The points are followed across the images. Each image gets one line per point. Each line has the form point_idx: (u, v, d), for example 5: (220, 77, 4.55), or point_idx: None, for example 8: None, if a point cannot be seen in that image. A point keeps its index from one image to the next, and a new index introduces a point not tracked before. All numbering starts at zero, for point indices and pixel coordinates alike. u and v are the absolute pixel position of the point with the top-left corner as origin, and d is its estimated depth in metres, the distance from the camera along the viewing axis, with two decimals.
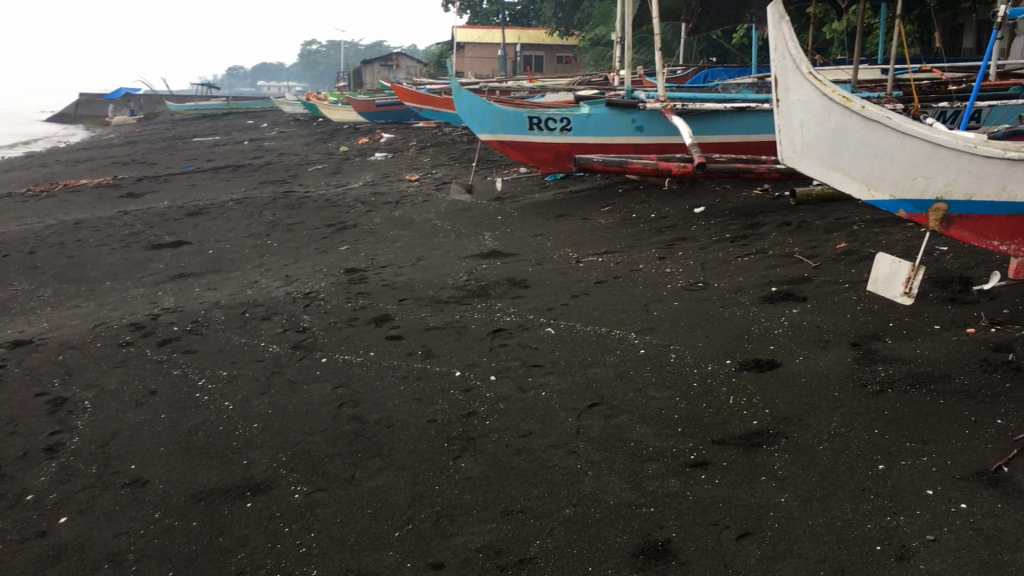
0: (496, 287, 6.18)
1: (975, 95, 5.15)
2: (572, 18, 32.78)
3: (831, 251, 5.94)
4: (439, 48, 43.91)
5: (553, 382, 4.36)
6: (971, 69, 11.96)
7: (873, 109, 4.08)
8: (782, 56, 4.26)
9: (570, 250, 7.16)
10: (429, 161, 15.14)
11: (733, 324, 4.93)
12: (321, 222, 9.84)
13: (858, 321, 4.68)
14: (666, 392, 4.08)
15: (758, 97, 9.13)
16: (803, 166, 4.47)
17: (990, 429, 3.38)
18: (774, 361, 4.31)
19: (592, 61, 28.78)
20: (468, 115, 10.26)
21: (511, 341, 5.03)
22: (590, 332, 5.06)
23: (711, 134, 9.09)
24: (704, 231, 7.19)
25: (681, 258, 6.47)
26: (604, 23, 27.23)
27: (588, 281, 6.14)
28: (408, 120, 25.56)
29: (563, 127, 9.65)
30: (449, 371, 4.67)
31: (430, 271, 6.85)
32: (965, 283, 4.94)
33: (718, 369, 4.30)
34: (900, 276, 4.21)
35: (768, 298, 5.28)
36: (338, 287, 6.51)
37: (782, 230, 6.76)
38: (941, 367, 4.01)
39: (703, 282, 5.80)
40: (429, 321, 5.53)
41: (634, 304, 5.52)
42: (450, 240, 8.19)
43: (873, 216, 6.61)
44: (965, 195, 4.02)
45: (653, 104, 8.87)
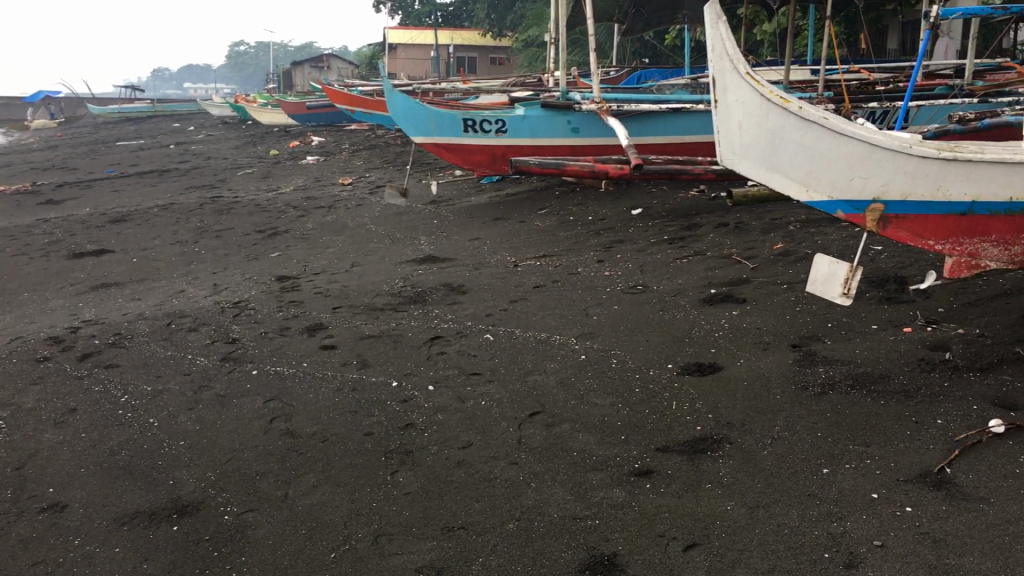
0: (433, 293, 6.06)
1: (909, 96, 5.20)
2: (504, 20, 32.77)
3: (768, 252, 5.94)
4: (371, 50, 43.55)
5: (493, 391, 4.26)
6: (897, 70, 12.21)
7: (811, 109, 4.01)
8: (719, 56, 4.16)
9: (507, 254, 7.07)
10: (362, 164, 14.93)
11: (673, 327, 4.88)
12: (251, 228, 9.59)
13: (797, 323, 4.67)
14: (608, 399, 4.00)
15: (692, 98, 9.16)
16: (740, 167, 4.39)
17: (932, 429, 3.35)
18: (715, 365, 4.26)
19: (526, 63, 28.80)
20: (403, 118, 10.13)
21: (450, 349, 4.91)
22: (530, 338, 4.97)
23: (647, 135, 9.09)
24: (642, 232, 7.16)
25: (619, 260, 6.43)
26: (537, 24, 27.25)
27: (526, 286, 6.06)
28: (341, 123, 25.24)
29: (499, 128, 9.56)
30: (385, 381, 4.54)
31: (364, 277, 6.69)
32: (900, 283, 4.97)
33: (660, 373, 4.23)
34: (838, 277, 4.21)
35: (708, 300, 5.25)
36: (269, 296, 6.32)
37: (719, 231, 6.76)
38: (881, 367, 4.00)
39: (642, 285, 5.75)
40: (364, 329, 5.38)
41: (573, 308, 5.45)
42: (385, 245, 8.04)
43: (808, 216, 6.66)
44: (901, 195, 4.06)
45: (589, 106, 8.84)
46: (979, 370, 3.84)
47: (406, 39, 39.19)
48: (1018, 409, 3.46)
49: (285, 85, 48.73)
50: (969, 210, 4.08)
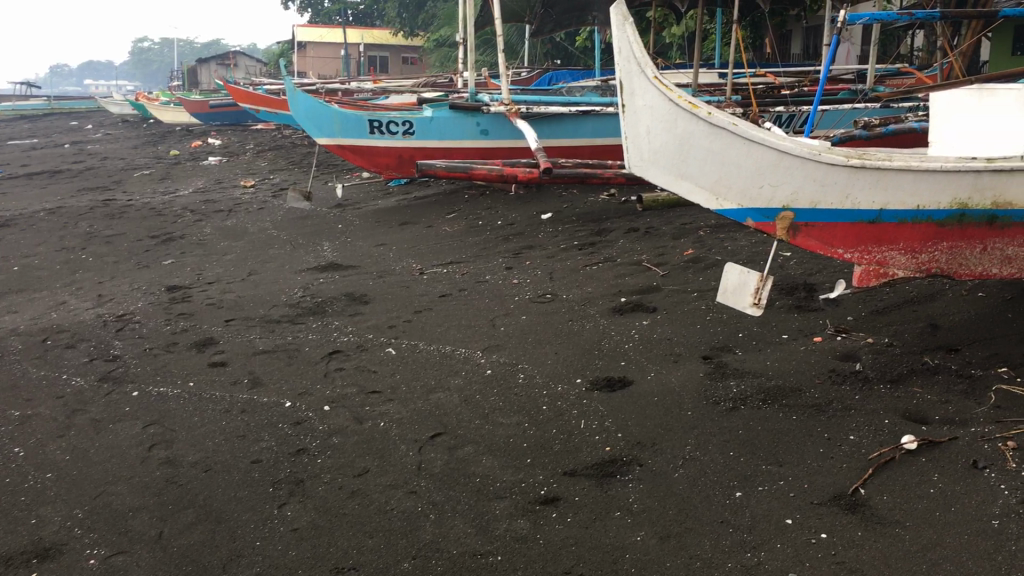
0: (334, 303, 5.78)
1: (817, 100, 5.15)
2: (416, 19, 32.44)
3: (678, 258, 5.83)
4: (280, 49, 42.68)
5: (392, 411, 4.01)
6: (803, 74, 12.37)
7: (720, 115, 3.85)
8: (626, 58, 3.92)
9: (413, 261, 6.82)
10: (266, 165, 14.47)
11: (582, 339, 4.71)
12: (144, 233, 9.12)
13: (707, 333, 4.54)
14: (513, 418, 3.80)
15: (602, 100, 9.06)
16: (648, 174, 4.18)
17: (844, 446, 3.24)
18: (626, 379, 4.09)
19: (437, 63, 28.52)
20: (305, 119, 9.76)
21: (349, 365, 4.65)
22: (433, 352, 4.74)
23: (556, 137, 8.94)
24: (552, 238, 7.00)
25: (528, 267, 6.25)
26: (448, 24, 27.03)
27: (431, 295, 5.82)
28: (246, 122, 24.56)
29: (406, 130, 9.29)
30: (277, 401, 4.24)
31: (261, 287, 6.36)
32: (809, 291, 4.91)
33: (568, 389, 4.05)
34: (748, 287, 4.09)
35: (617, 309, 5.10)
36: (158, 307, 5.95)
37: (629, 236, 6.64)
38: (792, 380, 3.89)
39: (551, 293, 5.58)
40: (258, 344, 5.07)
41: (479, 319, 5.24)
42: (286, 251, 7.70)
43: (717, 222, 6.59)
44: (811, 203, 3.98)
45: (498, 108, 8.65)
46: (889, 382, 3.75)
47: (316, 37, 38.51)
48: (929, 423, 3.37)
49: (189, 82, 47.40)
50: (877, 218, 4.02)
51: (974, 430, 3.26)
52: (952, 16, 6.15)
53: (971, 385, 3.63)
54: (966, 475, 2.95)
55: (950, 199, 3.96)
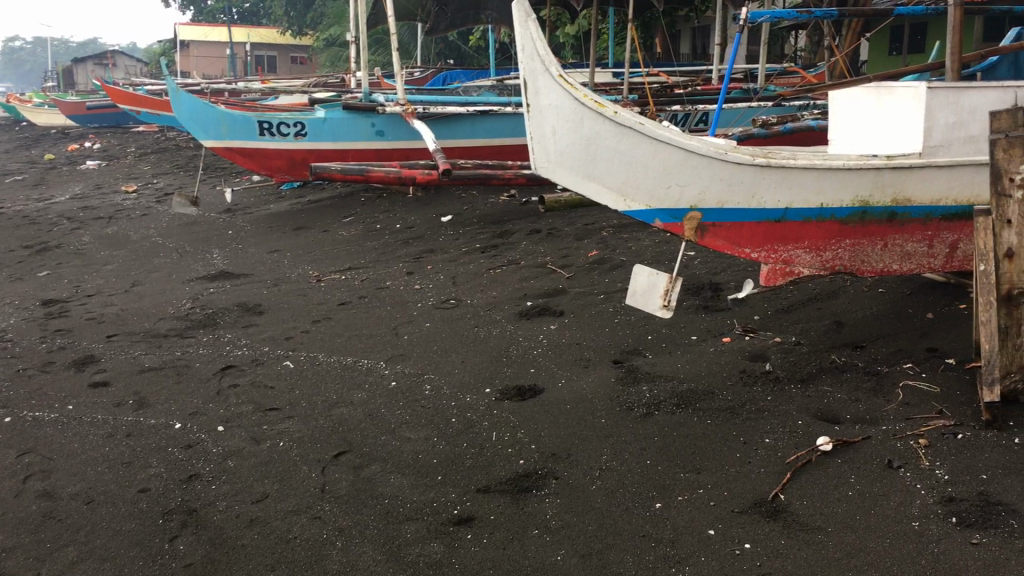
0: (225, 315, 5.48)
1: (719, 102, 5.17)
2: (304, 18, 31.77)
3: (583, 260, 5.76)
4: (162, 48, 41.25)
5: (292, 429, 3.79)
6: (695, 74, 12.56)
7: (627, 114, 3.73)
8: (530, 57, 3.75)
9: (309, 268, 6.56)
10: (150, 169, 13.86)
11: (489, 345, 4.57)
12: (17, 243, 8.56)
13: (616, 337, 4.46)
14: (422, 433, 3.63)
15: (499, 100, 8.95)
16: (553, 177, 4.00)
17: (760, 450, 3.19)
18: (536, 388, 3.97)
19: (327, 63, 27.98)
20: (190, 121, 9.34)
21: (244, 381, 4.39)
22: (334, 364, 4.52)
23: (454, 138, 8.79)
24: (453, 241, 6.84)
25: (430, 272, 6.08)
26: (338, 23, 26.58)
27: (330, 303, 5.59)
28: (127, 124, 23.59)
29: (297, 132, 8.98)
30: (166, 423, 3.96)
31: (146, 299, 6.00)
32: (715, 290, 4.90)
33: (477, 400, 3.90)
34: (658, 288, 4.03)
35: (524, 314, 4.98)
36: (31, 324, 5.53)
37: (532, 238, 6.55)
38: (704, 382, 3.83)
39: (455, 299, 5.43)
40: (144, 361, 4.75)
41: (381, 327, 5.04)
42: (172, 260, 7.32)
43: (619, 222, 6.56)
44: (718, 203, 3.93)
45: (393, 108, 8.45)
46: (800, 381, 3.73)
47: (200, 36, 37.30)
48: (841, 422, 3.35)
49: (66, 83, 45.45)
50: (783, 217, 4.01)
51: (886, 428, 3.25)
52: (844, 15, 6.25)
53: (879, 382, 3.64)
54: (882, 475, 2.93)
55: (852, 197, 3.99)
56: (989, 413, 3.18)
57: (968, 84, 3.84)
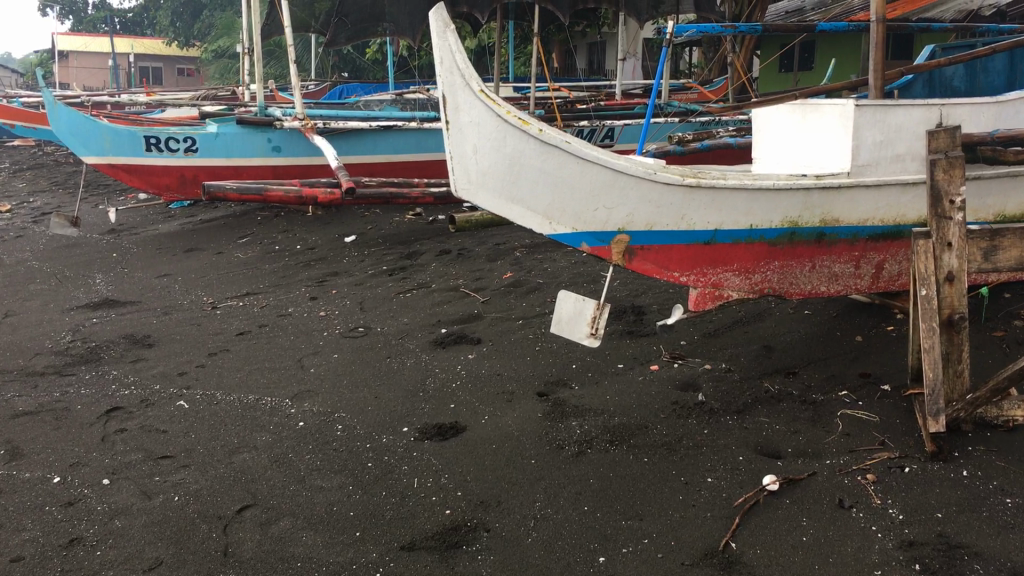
0: (110, 348, 5.01)
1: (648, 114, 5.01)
2: (192, 29, 30.75)
3: (498, 283, 5.51)
4: (39, 58, 39.37)
5: (188, 481, 3.40)
6: (596, 89, 12.54)
7: (552, 132, 3.49)
8: (448, 71, 3.44)
9: (202, 294, 6.13)
10: (25, 187, 13.01)
11: (405, 378, 4.27)
12: None
13: (539, 366, 4.23)
14: (336, 480, 3.31)
15: (402, 115, 8.66)
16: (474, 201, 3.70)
17: (704, 491, 2.99)
18: (458, 425, 3.69)
19: (216, 75, 27.08)
20: (68, 136, 8.68)
21: (133, 424, 3.96)
22: (233, 403, 4.14)
23: (355, 154, 8.43)
24: (358, 263, 6.50)
25: (335, 297, 5.73)
26: (228, 35, 25.76)
27: (227, 333, 5.19)
28: (0, 139, 22.34)
29: (187, 147, 8.49)
30: (43, 477, 3.51)
31: (22, 332, 5.46)
32: (638, 314, 4.72)
33: (395, 441, 3.60)
34: (584, 315, 3.81)
35: (439, 342, 4.71)
36: None
37: (442, 259, 6.29)
38: (637, 415, 3.61)
39: (363, 326, 5.10)
40: (18, 404, 4.26)
41: (284, 360, 4.68)
42: (50, 286, 6.75)
43: (532, 241, 6.36)
44: (646, 225, 3.74)
45: (291, 123, 8.06)
46: (737, 411, 3.56)
47: (80, 46, 35.69)
48: (783, 457, 3.18)
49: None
50: (712, 239, 3.86)
51: (831, 462, 3.10)
52: (770, 31, 6.17)
53: (816, 411, 3.50)
54: (835, 517, 2.76)
55: (781, 218, 3.86)
56: (935, 444, 3.04)
57: (894, 102, 3.75)
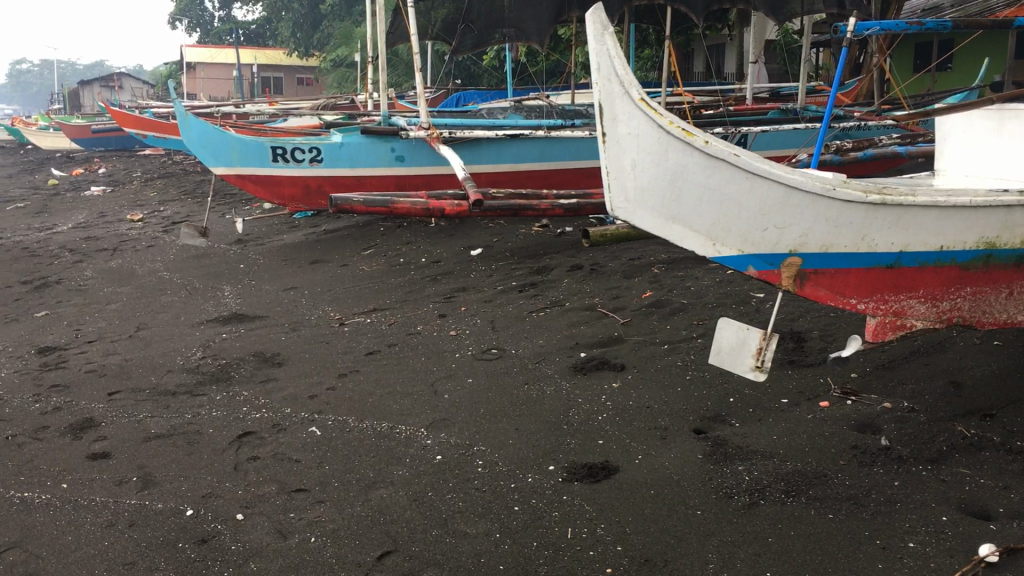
0: (240, 366, 4.90)
1: None
2: (311, 39, 31.41)
3: (637, 302, 5.18)
4: (169, 69, 41.03)
5: (324, 520, 3.19)
6: (723, 93, 12.06)
7: (718, 144, 3.13)
8: (606, 77, 3.15)
9: (329, 309, 6.00)
10: (156, 195, 13.35)
11: (546, 408, 3.99)
12: (15, 279, 8.04)
13: (693, 400, 3.88)
14: (482, 526, 3.04)
15: (528, 123, 8.41)
16: (632, 219, 3.37)
17: (907, 560, 2.60)
18: (611, 466, 3.38)
19: (333, 83, 27.50)
20: (199, 147, 8.79)
21: (264, 453, 3.79)
22: (365, 431, 3.93)
23: (481, 163, 8.26)
24: (486, 278, 6.27)
25: (465, 314, 5.51)
26: (345, 44, 26.12)
27: (356, 352, 5.02)
28: (133, 148, 23.30)
29: (313, 158, 8.43)
30: (176, 509, 3.37)
31: (154, 347, 5.42)
32: (797, 341, 4.32)
33: (541, 482, 3.31)
34: (749, 346, 3.45)
35: (579, 368, 4.41)
36: (23, 377, 4.96)
37: (574, 274, 5.99)
38: (813, 461, 3.23)
39: (497, 348, 4.85)
40: (150, 425, 4.16)
41: (417, 383, 4.46)
42: (181, 298, 6.76)
43: (670, 257, 6.01)
44: (821, 247, 3.34)
45: (416, 132, 7.92)
46: (930, 461, 3.14)
47: (207, 57, 36.95)
48: (996, 519, 2.76)
49: (71, 105, 45.17)
50: (895, 262, 3.42)
51: None
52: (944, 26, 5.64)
53: None
54: None
55: (976, 238, 3.41)
56: None
57: None
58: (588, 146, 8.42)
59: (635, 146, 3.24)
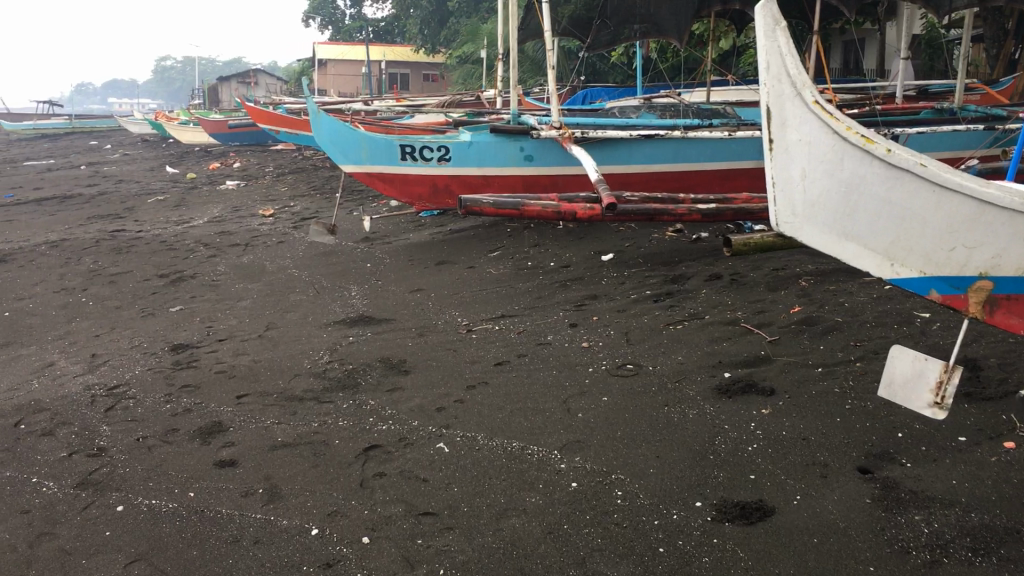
0: (367, 373, 4.78)
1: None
2: (437, 36, 31.67)
3: (784, 319, 4.81)
4: (302, 66, 42.22)
5: (453, 550, 3.00)
6: (869, 90, 11.41)
7: (902, 153, 2.82)
8: (777, 78, 2.93)
9: (457, 313, 5.85)
10: (288, 190, 13.60)
11: (690, 434, 3.70)
12: (153, 272, 8.24)
13: (856, 433, 3.53)
14: (625, 569, 2.78)
15: (663, 122, 8.08)
16: (804, 234, 3.17)
17: None
18: (766, 506, 3.07)
19: (459, 79, 27.62)
20: (329, 144, 8.77)
21: (391, 469, 3.63)
22: (496, 450, 3.72)
23: (612, 163, 8.00)
24: (618, 285, 6.00)
25: (598, 325, 5.26)
26: (472, 41, 26.21)
27: (485, 361, 4.83)
28: (266, 143, 23.96)
29: (441, 156, 8.30)
30: (301, 527, 3.23)
31: (283, 347, 5.38)
32: (973, 369, 3.90)
33: (688, 520, 3.03)
34: (926, 379, 3.08)
35: (724, 390, 4.09)
36: (156, 376, 4.97)
37: (712, 285, 5.66)
38: (1002, 515, 2.86)
39: (633, 363, 4.57)
40: (277, 433, 4.07)
41: (548, 399, 4.23)
42: (309, 297, 6.74)
43: (818, 269, 5.60)
44: (1017, 269, 2.85)
45: (547, 132, 7.70)
46: None
47: (337, 55, 37.75)
48: None
49: (209, 100, 47.05)
50: None
51: None
52: None
53: None
54: None
55: None
56: None
57: None
58: (726, 147, 8.00)
59: (807, 154, 3.03)
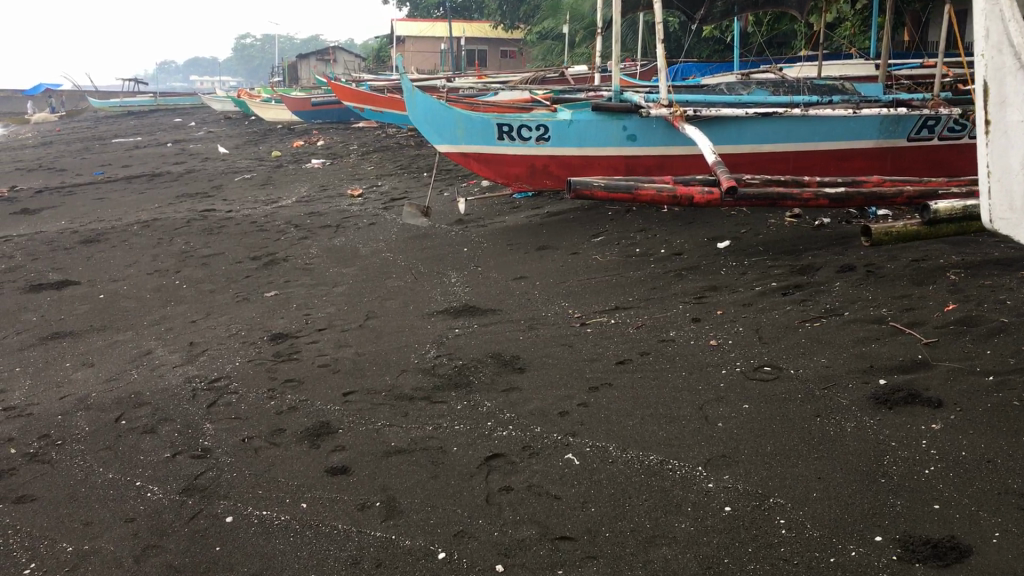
0: (480, 370, 4.47)
1: None
2: (517, 11, 31.25)
3: (938, 318, 4.35)
4: (380, 43, 42.19)
5: None
6: None
7: None
8: (997, 50, 2.50)
9: (567, 304, 5.50)
10: (374, 169, 13.39)
11: (853, 451, 3.29)
12: (245, 254, 8.07)
13: None
14: None
15: (778, 100, 7.59)
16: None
17: None
18: (961, 544, 2.66)
19: (540, 56, 27.16)
20: (422, 123, 8.46)
21: (518, 483, 3.30)
22: (633, 464, 3.38)
23: (723, 143, 7.52)
24: (740, 276, 5.57)
25: (725, 319, 4.86)
26: (553, 16, 25.72)
27: (605, 359, 4.48)
28: (349, 120, 23.90)
29: (539, 136, 7.92)
30: (426, 549, 2.94)
31: (386, 339, 5.11)
32: None
33: (870, 558, 2.65)
34: None
35: (882, 399, 3.67)
36: (257, 368, 4.74)
37: (847, 277, 5.20)
38: None
39: (771, 365, 4.17)
40: (389, 436, 3.79)
41: (682, 405, 3.86)
42: (407, 284, 6.47)
43: (966, 261, 5.10)
44: None
45: (656, 109, 7.28)
46: None
47: (417, 32, 37.58)
48: None
49: (289, 78, 47.41)
50: None
51: None
52: None
53: None
54: None
55: None
56: None
57: None
58: (845, 125, 7.48)
59: None
